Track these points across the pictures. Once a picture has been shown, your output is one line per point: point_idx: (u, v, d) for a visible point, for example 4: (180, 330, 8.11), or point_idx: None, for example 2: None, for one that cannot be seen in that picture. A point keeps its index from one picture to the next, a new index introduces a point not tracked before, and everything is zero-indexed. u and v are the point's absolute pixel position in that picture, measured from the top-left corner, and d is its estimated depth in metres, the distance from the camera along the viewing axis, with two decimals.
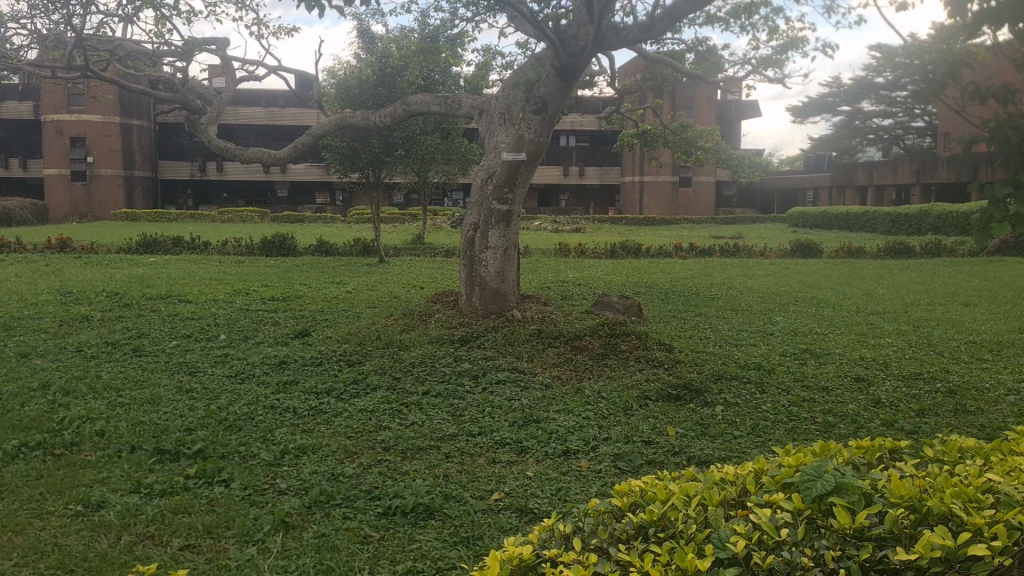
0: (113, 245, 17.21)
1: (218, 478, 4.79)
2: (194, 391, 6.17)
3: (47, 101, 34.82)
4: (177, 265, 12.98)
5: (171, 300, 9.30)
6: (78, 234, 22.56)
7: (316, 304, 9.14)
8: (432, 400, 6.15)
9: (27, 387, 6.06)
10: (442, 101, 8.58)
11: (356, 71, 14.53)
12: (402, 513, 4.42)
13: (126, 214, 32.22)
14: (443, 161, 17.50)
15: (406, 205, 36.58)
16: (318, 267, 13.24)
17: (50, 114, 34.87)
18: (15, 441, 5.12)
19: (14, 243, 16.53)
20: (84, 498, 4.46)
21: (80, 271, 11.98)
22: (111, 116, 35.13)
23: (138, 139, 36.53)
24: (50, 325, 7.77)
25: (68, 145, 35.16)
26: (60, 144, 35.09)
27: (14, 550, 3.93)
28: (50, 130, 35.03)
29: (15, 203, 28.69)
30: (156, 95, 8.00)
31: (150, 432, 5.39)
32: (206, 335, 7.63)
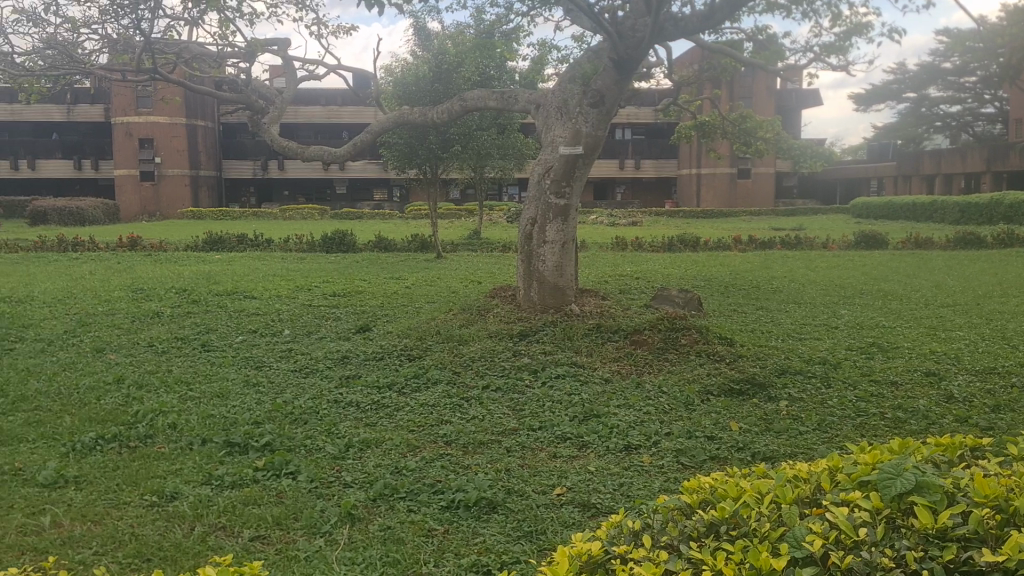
0: (181, 242, 17.66)
1: (285, 470, 4.91)
2: (261, 386, 6.29)
3: (116, 104, 35.93)
4: (242, 262, 13.26)
5: (237, 296, 9.49)
6: (150, 232, 23.33)
7: (377, 300, 9.24)
8: (492, 394, 6.17)
9: (103, 380, 6.23)
10: (499, 96, 8.50)
11: (413, 68, 14.60)
12: (465, 507, 4.47)
13: (190, 212, 32.97)
14: (500, 156, 17.53)
15: (463, 200, 36.86)
16: (377, 263, 13.39)
17: (119, 117, 36.01)
18: (93, 433, 5.27)
19: (88, 241, 17.04)
20: (159, 489, 4.61)
21: (148, 268, 12.28)
22: (178, 117, 36.05)
23: (202, 139, 37.47)
24: (122, 321, 7.99)
25: (137, 146, 36.19)
26: (130, 145, 36.16)
27: (94, 539, 4.06)
28: (121, 131, 36.15)
29: (89, 204, 29.69)
30: (220, 97, 8.02)
31: (221, 424, 5.52)
32: (271, 331, 7.77)
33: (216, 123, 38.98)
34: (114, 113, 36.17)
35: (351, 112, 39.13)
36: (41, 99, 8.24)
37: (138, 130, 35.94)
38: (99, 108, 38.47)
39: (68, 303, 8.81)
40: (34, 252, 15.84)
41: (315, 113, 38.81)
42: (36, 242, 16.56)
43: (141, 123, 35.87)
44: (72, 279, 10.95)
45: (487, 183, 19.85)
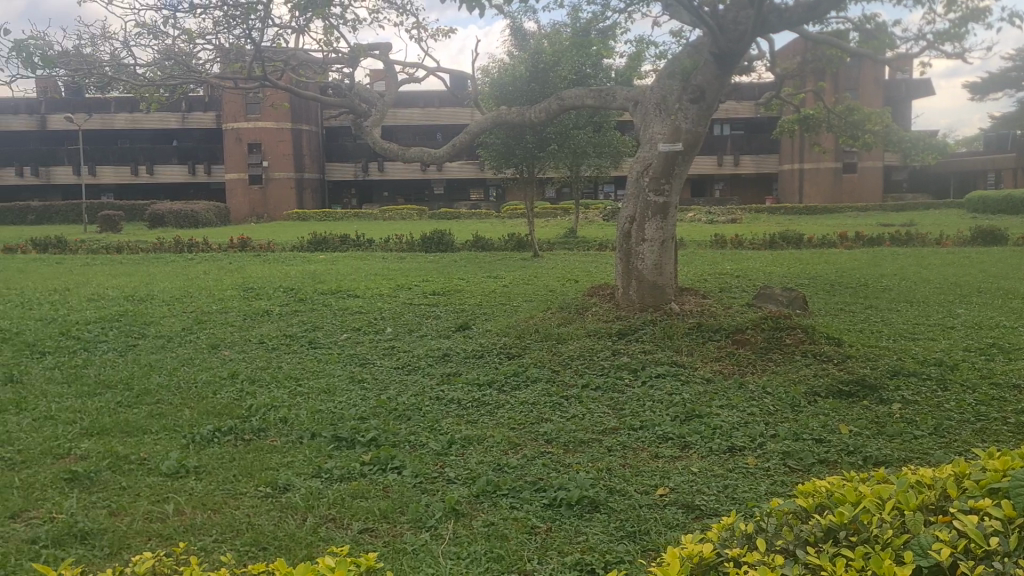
0: (287, 243, 18.31)
1: (391, 465, 5.02)
2: (366, 382, 6.46)
3: (227, 111, 37.39)
4: (345, 262, 13.64)
5: (341, 294, 9.76)
6: (259, 233, 24.31)
7: (475, 298, 9.34)
8: (592, 393, 6.16)
9: (218, 375, 6.52)
10: (597, 93, 8.44)
11: (509, 69, 14.70)
12: (567, 505, 4.48)
13: (296, 215, 34.07)
14: (596, 155, 17.47)
15: (558, 199, 36.94)
16: (475, 262, 13.54)
17: (230, 122, 37.45)
18: (211, 426, 5.52)
19: (202, 242, 17.87)
20: (272, 480, 4.80)
21: (258, 268, 12.78)
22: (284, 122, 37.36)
23: (306, 143, 38.70)
24: (235, 319, 8.33)
25: (246, 150, 37.59)
26: (240, 150, 37.63)
27: (214, 527, 4.26)
28: (231, 137, 37.67)
29: (202, 207, 31.11)
30: (325, 101, 8.26)
31: (329, 419, 5.69)
32: (374, 329, 7.96)
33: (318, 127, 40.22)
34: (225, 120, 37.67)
35: (450, 113, 39.83)
36: (160, 108, 8.66)
37: (248, 135, 37.37)
38: (211, 115, 40.28)
39: (186, 301, 9.25)
40: (153, 253, 16.72)
41: (414, 115, 39.67)
42: (156, 243, 17.48)
43: (250, 128, 37.26)
44: (189, 278, 11.51)
45: (583, 182, 19.84)
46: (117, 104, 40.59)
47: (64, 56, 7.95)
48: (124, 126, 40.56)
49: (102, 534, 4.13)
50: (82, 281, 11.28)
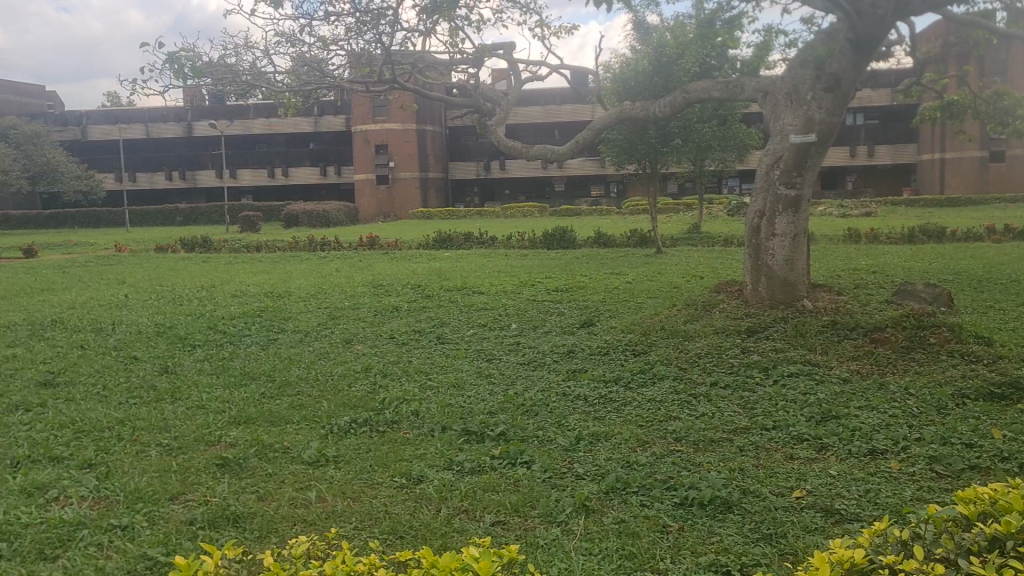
0: (413, 241, 18.81)
1: (520, 460, 5.07)
2: (493, 377, 6.55)
3: (356, 114, 38.87)
4: (470, 259, 13.88)
5: (466, 291, 9.93)
6: (386, 232, 25.06)
7: (598, 295, 9.32)
8: (721, 391, 6.04)
9: (353, 369, 6.76)
10: (724, 85, 8.22)
11: (632, 63, 14.59)
12: (699, 505, 4.40)
13: (422, 213, 34.95)
14: (720, 148, 17.10)
15: (681, 194, 36.40)
16: (597, 258, 13.52)
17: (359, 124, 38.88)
18: (347, 417, 5.73)
19: (334, 241, 18.60)
20: (407, 471, 4.94)
21: (387, 266, 13.18)
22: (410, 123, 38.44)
23: (430, 142, 39.61)
24: (366, 315, 8.63)
25: (374, 151, 38.81)
26: (367, 152, 38.88)
27: (354, 514, 4.42)
28: (360, 139, 39.00)
29: (333, 206, 32.34)
30: (450, 101, 8.41)
31: (459, 413, 5.81)
32: (499, 325, 8.07)
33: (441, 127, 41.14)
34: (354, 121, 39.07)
35: (571, 109, 39.97)
36: (296, 113, 9.05)
37: (375, 137, 38.67)
38: (340, 118, 41.87)
39: (320, 298, 9.65)
40: (289, 252, 17.53)
41: (535, 112, 40.06)
42: (292, 242, 18.31)
43: (377, 129, 38.56)
44: (323, 275, 11.99)
45: (707, 177, 19.42)
46: (255, 109, 42.69)
47: (210, 66, 8.43)
48: (261, 130, 42.69)
49: (251, 518, 4.36)
50: (225, 279, 11.95)
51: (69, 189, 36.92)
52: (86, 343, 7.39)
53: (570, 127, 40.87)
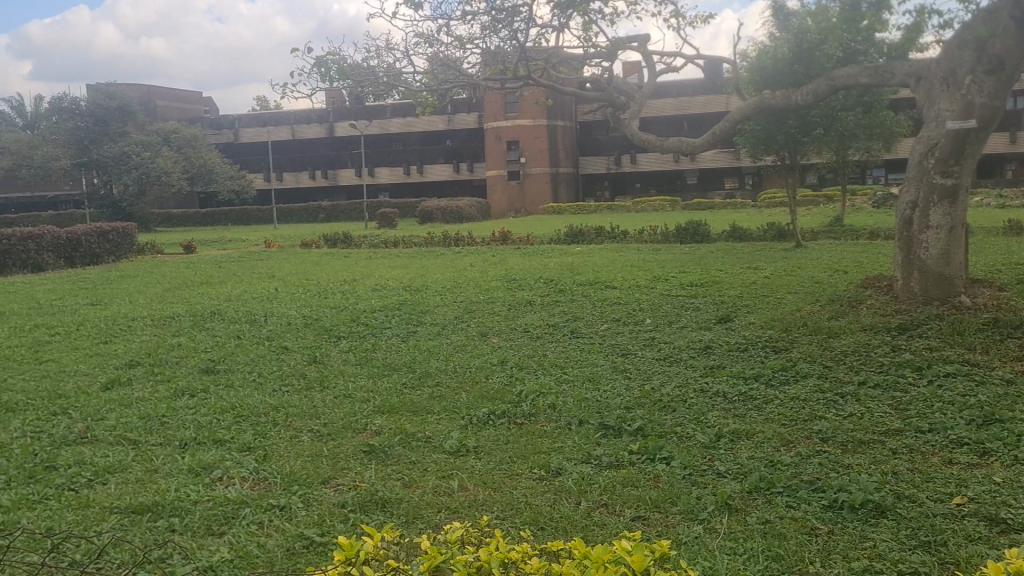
0: (544, 236, 18.98)
1: (659, 456, 5.02)
2: (629, 372, 6.51)
3: (489, 111, 39.95)
4: (602, 253, 13.87)
5: (599, 285, 9.93)
6: (517, 227, 25.34)
7: (735, 290, 9.10)
8: (870, 391, 5.77)
9: (490, 362, 6.88)
10: (873, 70, 7.82)
11: (769, 51, 14.14)
12: (850, 508, 4.23)
13: (552, 209, 35.25)
14: (865, 137, 16.34)
15: (820, 185, 35.02)
16: (732, 252, 13.21)
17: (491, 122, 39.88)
18: (486, 409, 5.84)
19: (467, 236, 19.00)
20: (545, 464, 4.99)
21: (520, 260, 13.36)
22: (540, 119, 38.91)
23: (560, 136, 39.83)
24: (501, 308, 8.76)
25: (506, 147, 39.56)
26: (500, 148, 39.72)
27: (495, 504, 4.50)
28: (493, 136, 40.06)
29: (465, 203, 33.01)
30: (582, 96, 8.39)
31: (596, 407, 5.81)
32: (633, 320, 8.02)
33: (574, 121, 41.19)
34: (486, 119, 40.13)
35: (704, 100, 39.18)
36: (433, 112, 9.28)
37: (507, 134, 39.53)
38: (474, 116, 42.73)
39: (456, 292, 9.87)
40: (426, 247, 18.06)
41: (667, 105, 39.51)
42: (427, 237, 18.83)
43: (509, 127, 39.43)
44: (459, 270, 12.28)
45: (850, 168, 18.58)
46: (392, 110, 44.51)
47: (353, 69, 8.76)
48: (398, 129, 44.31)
49: (398, 503, 4.51)
50: (367, 273, 12.43)
51: (223, 189, 39.27)
52: (242, 333, 7.85)
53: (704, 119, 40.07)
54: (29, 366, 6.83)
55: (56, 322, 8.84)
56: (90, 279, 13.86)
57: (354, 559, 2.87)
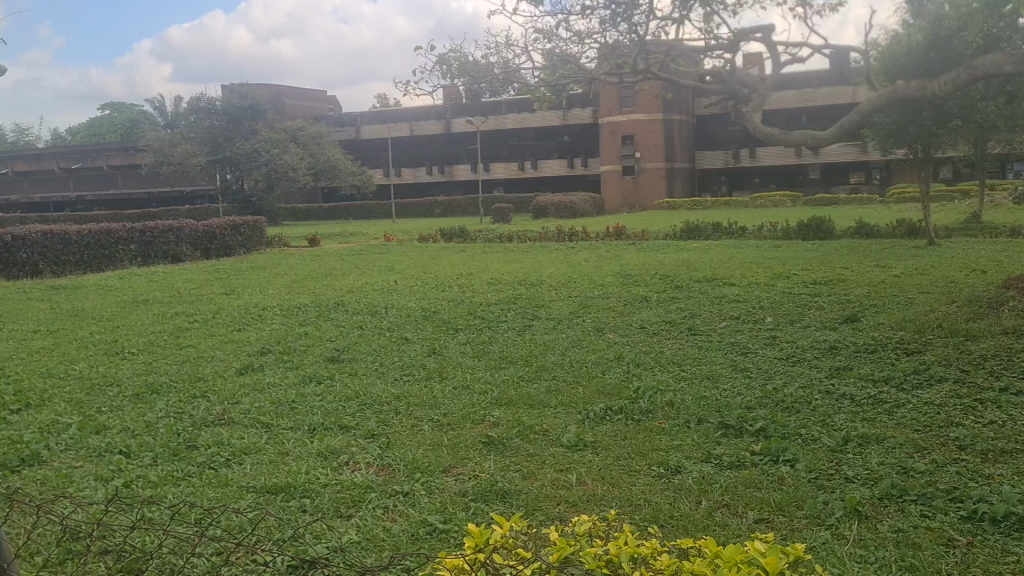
0: (659, 231, 18.78)
1: (783, 458, 4.89)
2: (749, 371, 6.37)
3: (604, 106, 40.06)
4: (719, 250, 13.61)
5: (717, 282, 9.74)
6: (629, 223, 25.15)
7: (862, 289, 8.75)
8: (1013, 398, 5.44)
9: (606, 357, 6.86)
10: (1019, 57, 7.34)
11: (901, 39, 13.50)
12: (991, 520, 4.00)
13: (667, 203, 34.95)
14: (1007, 128, 15.38)
15: (955, 180, 33.22)
16: (857, 250, 12.71)
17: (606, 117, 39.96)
18: (603, 404, 5.82)
19: (582, 232, 19.02)
20: (665, 461, 4.93)
21: (636, 256, 13.26)
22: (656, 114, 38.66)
23: (677, 133, 39.33)
24: (616, 304, 8.72)
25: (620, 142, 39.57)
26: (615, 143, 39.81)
27: (614, 500, 4.47)
28: (607, 131, 40.09)
29: (580, 198, 33.02)
30: (702, 89, 8.24)
31: (715, 406, 5.71)
32: (754, 318, 7.83)
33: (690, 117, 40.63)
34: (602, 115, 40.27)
35: (828, 92, 37.79)
36: (550, 107, 9.30)
37: (622, 129, 39.50)
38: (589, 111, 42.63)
39: (570, 287, 9.89)
40: (540, 242, 18.18)
41: (788, 97, 38.34)
42: (541, 232, 18.93)
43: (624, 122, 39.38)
44: (574, 264, 12.29)
45: (989, 161, 17.55)
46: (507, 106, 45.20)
47: (474, 66, 8.88)
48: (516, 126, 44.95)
49: (518, 495, 4.55)
50: (481, 267, 12.60)
51: (346, 184, 40.61)
52: (364, 324, 8.11)
53: (829, 111, 38.66)
54: (171, 351, 7.26)
55: (193, 310, 9.35)
56: (225, 269, 14.65)
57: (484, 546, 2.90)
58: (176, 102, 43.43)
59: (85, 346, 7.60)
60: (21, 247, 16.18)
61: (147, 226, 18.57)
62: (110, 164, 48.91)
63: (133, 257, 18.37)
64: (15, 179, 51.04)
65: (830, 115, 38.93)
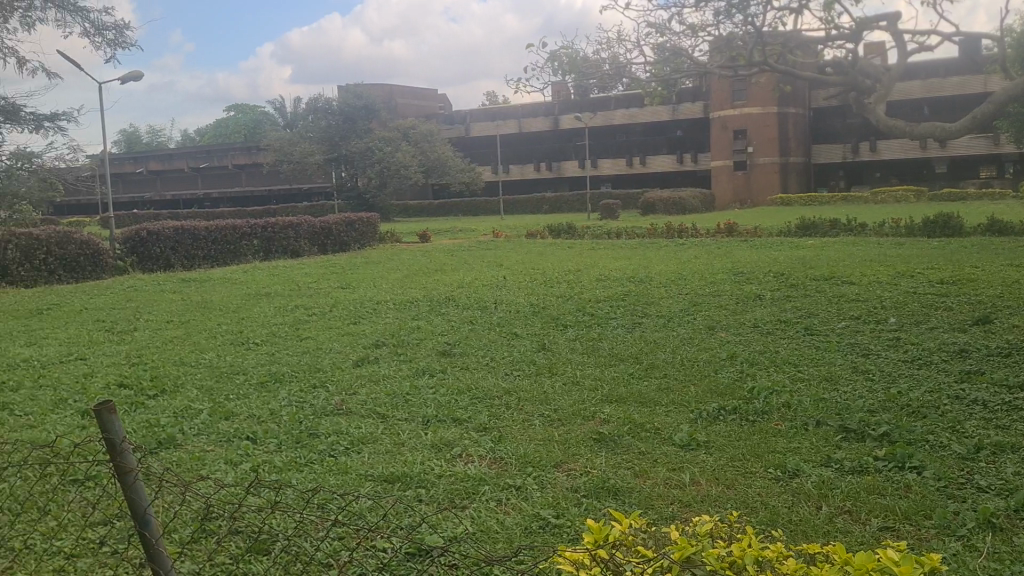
0: (772, 228, 18.33)
1: (909, 464, 4.67)
2: (871, 373, 6.13)
3: (716, 99, 39.50)
4: (837, 247, 13.16)
5: (835, 281, 9.41)
6: (740, 220, 24.63)
7: (994, 289, 8.28)
8: None
9: (718, 356, 6.74)
10: None
11: None
12: None
13: (780, 200, 34.07)
14: None
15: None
16: (988, 248, 12.04)
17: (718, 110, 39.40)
18: (717, 404, 5.72)
19: (692, 228, 18.76)
20: (782, 464, 4.80)
21: (749, 253, 12.97)
22: (770, 107, 37.73)
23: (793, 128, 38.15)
24: (729, 302, 8.55)
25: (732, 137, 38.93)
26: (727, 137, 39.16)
27: (730, 501, 4.38)
28: (718, 125, 39.53)
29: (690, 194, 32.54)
30: (821, 81, 7.97)
31: (834, 408, 5.52)
32: (875, 318, 7.53)
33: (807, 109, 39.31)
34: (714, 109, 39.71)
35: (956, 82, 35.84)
36: (661, 102, 9.19)
37: (734, 123, 38.84)
38: (698, 105, 41.86)
39: (681, 284, 9.76)
40: (649, 238, 18.03)
41: (913, 88, 36.58)
42: (650, 229, 18.74)
43: (736, 116, 38.74)
44: (685, 261, 12.13)
45: None
46: (617, 101, 45.15)
47: (585, 62, 8.87)
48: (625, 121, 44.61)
49: (630, 492, 4.51)
50: (590, 264, 12.59)
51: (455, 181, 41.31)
52: (475, 319, 8.23)
53: (959, 102, 36.64)
54: (292, 342, 7.57)
55: (312, 303, 9.71)
56: (342, 264, 15.19)
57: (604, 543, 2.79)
58: (294, 102, 45.10)
59: (213, 336, 8.01)
60: (155, 242, 17.22)
61: (269, 222, 19.41)
62: (234, 163, 51.36)
63: (256, 251, 19.23)
64: (146, 177, 54.20)
65: (959, 105, 36.91)
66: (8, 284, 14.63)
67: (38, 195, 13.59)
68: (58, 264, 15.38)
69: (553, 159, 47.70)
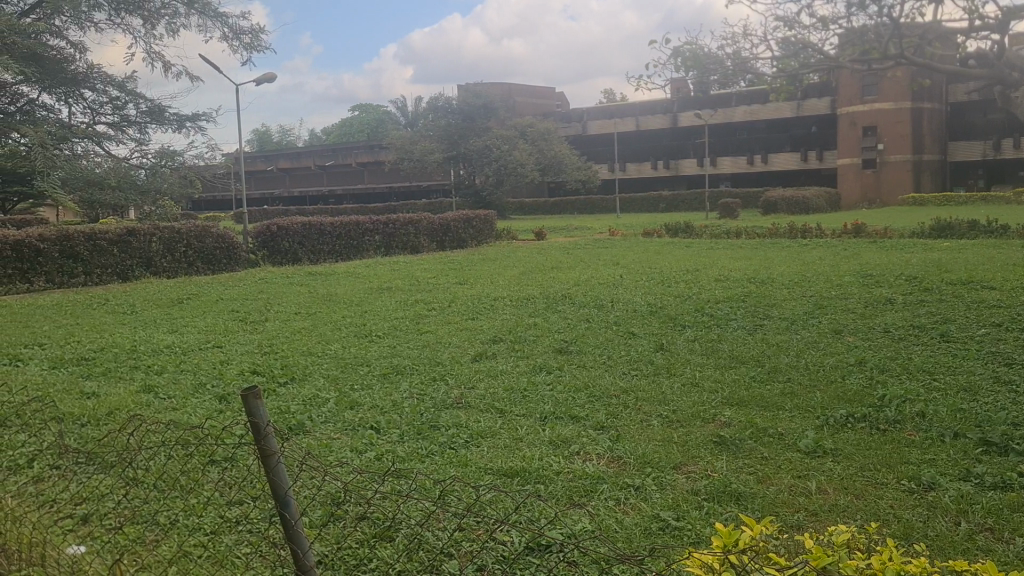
0: (904, 229, 17.48)
1: None
2: (1015, 384, 5.76)
3: (844, 95, 38.02)
4: (977, 250, 12.44)
5: (974, 286, 8.88)
6: (868, 220, 23.65)
7: None
8: None
9: (845, 361, 6.50)
10: None
11: None
12: None
13: (912, 199, 32.50)
14: None
15: None
16: None
17: (846, 107, 37.89)
18: (844, 410, 5.51)
19: (817, 228, 18.12)
20: (915, 476, 4.57)
21: (877, 255, 12.44)
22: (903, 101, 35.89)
23: (926, 124, 36.26)
24: (857, 305, 8.22)
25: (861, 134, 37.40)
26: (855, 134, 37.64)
27: (859, 512, 4.20)
28: (847, 122, 37.99)
29: (815, 193, 31.47)
30: (962, 74, 7.53)
31: (974, 420, 5.22)
32: (1019, 326, 7.07)
33: (943, 105, 37.28)
34: (842, 105, 38.24)
35: None
36: (787, 98, 8.90)
37: (863, 119, 37.22)
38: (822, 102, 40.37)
39: (805, 285, 9.46)
40: (770, 239, 17.56)
41: None
42: (772, 228, 18.25)
43: (865, 112, 37.12)
44: (808, 263, 11.75)
45: None
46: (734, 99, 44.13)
47: (709, 58, 8.70)
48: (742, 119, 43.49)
49: (753, 498, 4.40)
50: (708, 263, 12.37)
51: (571, 180, 41.36)
52: (591, 317, 8.22)
53: None
54: (413, 336, 7.77)
55: (431, 298, 9.93)
56: (460, 260, 15.48)
57: (732, 549, 2.44)
58: (413, 102, 46.17)
59: (338, 328, 8.30)
60: (284, 237, 18.01)
61: (390, 219, 20.02)
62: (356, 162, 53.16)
63: (377, 247, 19.83)
64: (274, 176, 56.68)
65: None
66: (153, 275, 15.60)
67: (180, 191, 14.44)
68: (197, 257, 16.31)
69: (669, 157, 47.00)
